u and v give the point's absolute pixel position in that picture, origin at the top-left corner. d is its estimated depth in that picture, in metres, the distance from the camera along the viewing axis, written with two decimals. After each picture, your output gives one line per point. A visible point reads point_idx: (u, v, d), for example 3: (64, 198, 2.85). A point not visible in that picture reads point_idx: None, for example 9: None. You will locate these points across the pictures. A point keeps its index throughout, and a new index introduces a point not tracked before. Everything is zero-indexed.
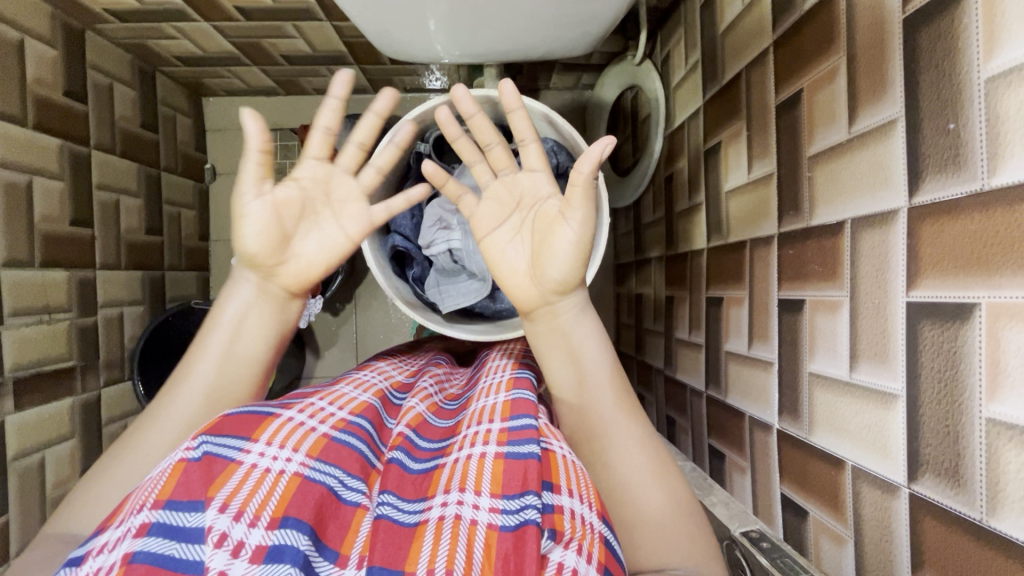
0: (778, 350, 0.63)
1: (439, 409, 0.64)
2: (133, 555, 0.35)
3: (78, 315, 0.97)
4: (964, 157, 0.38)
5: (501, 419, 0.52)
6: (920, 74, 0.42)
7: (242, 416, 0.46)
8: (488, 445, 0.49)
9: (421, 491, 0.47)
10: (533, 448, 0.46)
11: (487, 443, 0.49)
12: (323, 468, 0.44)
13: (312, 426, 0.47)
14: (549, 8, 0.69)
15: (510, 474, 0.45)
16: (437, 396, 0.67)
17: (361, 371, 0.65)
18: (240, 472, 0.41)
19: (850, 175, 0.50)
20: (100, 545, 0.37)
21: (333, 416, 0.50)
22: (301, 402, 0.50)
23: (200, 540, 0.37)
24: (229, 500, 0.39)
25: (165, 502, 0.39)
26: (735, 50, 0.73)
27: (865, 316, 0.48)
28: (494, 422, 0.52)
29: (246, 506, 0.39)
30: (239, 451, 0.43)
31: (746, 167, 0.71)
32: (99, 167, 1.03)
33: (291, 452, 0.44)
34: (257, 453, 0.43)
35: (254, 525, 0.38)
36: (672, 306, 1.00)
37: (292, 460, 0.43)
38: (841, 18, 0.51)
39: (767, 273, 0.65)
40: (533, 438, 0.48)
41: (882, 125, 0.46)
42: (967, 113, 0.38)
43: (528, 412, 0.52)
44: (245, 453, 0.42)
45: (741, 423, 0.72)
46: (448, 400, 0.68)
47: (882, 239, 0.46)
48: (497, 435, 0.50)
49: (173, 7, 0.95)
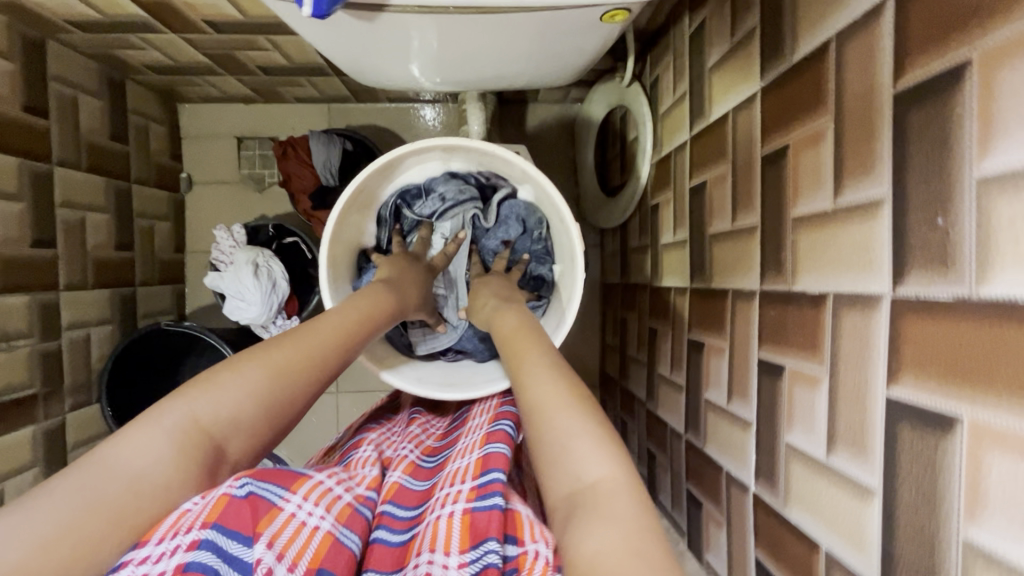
0: (756, 413, 0.61)
1: (416, 468, 0.64)
2: (185, 568, 0.39)
3: (40, 340, 0.93)
4: (952, 258, 0.36)
5: (471, 478, 0.55)
6: (910, 157, 0.39)
7: (277, 473, 0.50)
8: (457, 504, 0.51)
9: (397, 564, 0.48)
10: (498, 499, 0.49)
11: (458, 501, 0.52)
12: (348, 533, 0.49)
13: (338, 493, 0.52)
14: (531, 42, 0.65)
15: (479, 525, 0.48)
16: (415, 454, 0.67)
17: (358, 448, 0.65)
18: (281, 518, 0.46)
19: (834, 248, 0.47)
20: (140, 556, 0.39)
21: (354, 489, 0.55)
22: (328, 471, 0.55)
23: (247, 570, 0.41)
24: (275, 538, 0.44)
25: (211, 523, 0.42)
26: (723, 88, 0.70)
27: (845, 401, 0.46)
28: (465, 482, 0.54)
29: (287, 551, 0.44)
30: (280, 498, 0.47)
31: (731, 213, 0.68)
32: (62, 184, 0.99)
33: (322, 511, 0.48)
34: (295, 504, 0.47)
35: (293, 570, 0.43)
36: (655, 339, 0.97)
37: (325, 519, 0.48)
38: (830, 78, 0.48)
39: (749, 328, 0.63)
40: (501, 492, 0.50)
41: (869, 203, 0.43)
42: (958, 210, 0.35)
43: (498, 466, 0.54)
44: (285, 501, 0.47)
45: (719, 477, 0.70)
46: (425, 457, 0.68)
47: (865, 325, 0.43)
48: (467, 493, 0.52)
49: (139, 18, 0.90)
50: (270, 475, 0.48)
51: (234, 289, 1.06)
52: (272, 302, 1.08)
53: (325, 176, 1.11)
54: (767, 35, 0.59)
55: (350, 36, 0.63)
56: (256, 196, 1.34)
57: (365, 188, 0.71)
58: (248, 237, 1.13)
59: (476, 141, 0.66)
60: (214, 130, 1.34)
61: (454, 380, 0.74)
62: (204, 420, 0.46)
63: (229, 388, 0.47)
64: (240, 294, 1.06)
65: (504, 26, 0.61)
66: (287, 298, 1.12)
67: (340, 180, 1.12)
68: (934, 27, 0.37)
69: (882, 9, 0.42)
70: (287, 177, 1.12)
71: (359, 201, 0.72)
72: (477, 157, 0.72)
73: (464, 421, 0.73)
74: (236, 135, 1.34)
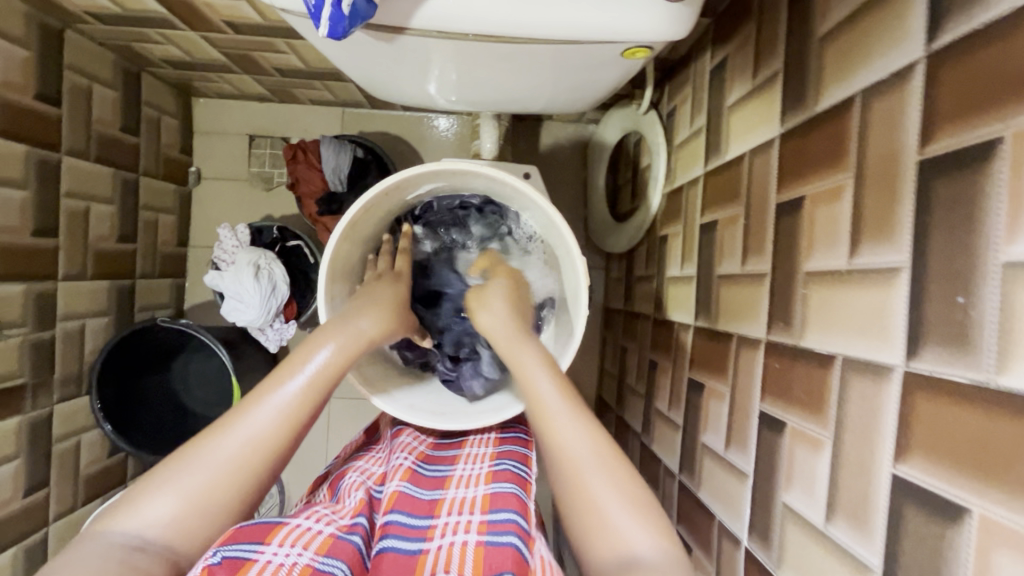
0: (753, 465, 0.59)
1: (416, 476, 0.67)
2: None
3: (33, 330, 0.92)
4: (970, 340, 0.34)
5: (481, 511, 0.59)
6: (931, 228, 0.38)
7: (252, 526, 0.50)
8: (470, 534, 0.56)
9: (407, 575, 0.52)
10: (511, 538, 0.54)
11: (469, 531, 0.57)
12: (331, 561, 0.50)
13: (318, 529, 0.53)
14: (551, 72, 0.64)
15: (491, 558, 0.52)
16: (411, 459, 0.69)
17: (347, 476, 0.68)
18: (257, 567, 0.46)
19: (845, 308, 0.46)
20: None
21: (337, 521, 0.56)
22: (307, 510, 0.56)
23: None
24: None
25: None
26: (741, 129, 0.69)
27: (847, 471, 0.44)
28: (474, 514, 0.59)
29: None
30: (254, 551, 0.48)
31: (740, 257, 0.67)
32: (68, 173, 0.98)
33: (301, 548, 0.50)
34: (271, 552, 0.48)
35: None
36: (654, 372, 0.96)
37: (303, 554, 0.49)
38: (852, 135, 0.47)
39: (751, 377, 0.61)
40: (518, 532, 0.55)
41: (885, 270, 0.42)
42: (980, 291, 0.34)
43: (506, 506, 0.59)
44: (260, 553, 0.48)
45: (710, 525, 0.68)
46: (423, 462, 0.71)
47: (873, 394, 0.42)
48: (478, 525, 0.57)
49: (157, 14, 0.90)
50: (242, 533, 0.48)
51: (233, 291, 1.05)
52: (271, 305, 1.07)
53: (333, 182, 1.10)
54: (790, 81, 0.58)
55: (369, 56, 0.62)
56: (263, 195, 1.33)
57: (368, 212, 0.70)
58: (251, 238, 1.12)
59: (484, 169, 0.66)
60: (226, 126, 1.34)
61: (444, 406, 0.74)
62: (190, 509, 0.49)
63: (203, 466, 0.50)
64: (239, 296, 1.05)
65: (524, 57, 0.60)
66: (286, 302, 1.11)
67: (349, 188, 1.12)
68: (966, 99, 0.36)
69: (910, 72, 0.41)
70: (296, 180, 1.11)
71: (361, 226, 0.72)
72: (482, 182, 0.72)
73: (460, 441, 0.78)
74: (248, 133, 1.34)
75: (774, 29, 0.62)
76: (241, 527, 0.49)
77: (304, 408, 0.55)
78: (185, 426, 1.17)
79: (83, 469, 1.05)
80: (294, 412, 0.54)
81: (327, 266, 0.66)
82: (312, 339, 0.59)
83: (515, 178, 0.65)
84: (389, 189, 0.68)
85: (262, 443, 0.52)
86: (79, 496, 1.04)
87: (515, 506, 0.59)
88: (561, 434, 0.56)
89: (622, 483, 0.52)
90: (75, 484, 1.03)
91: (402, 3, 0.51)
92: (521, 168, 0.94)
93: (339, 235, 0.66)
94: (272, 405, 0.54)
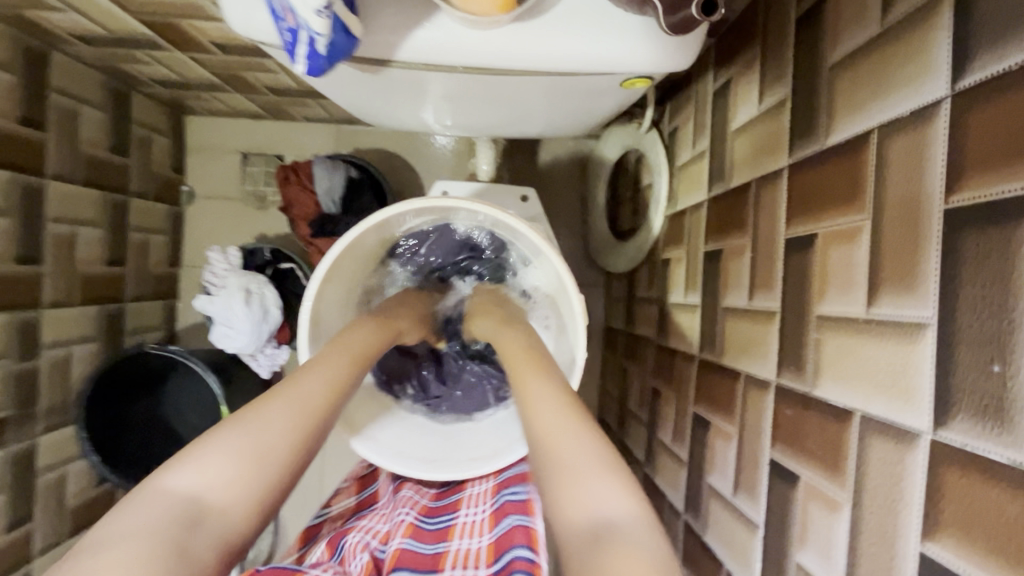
0: (764, 516, 0.55)
1: (419, 530, 0.65)
2: None
3: (16, 360, 0.89)
4: (1007, 414, 0.31)
5: (487, 563, 0.59)
6: (961, 285, 0.34)
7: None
8: None
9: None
10: None
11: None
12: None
13: None
14: (544, 101, 0.61)
15: None
16: (412, 513, 0.67)
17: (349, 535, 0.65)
18: None
19: (864, 360, 0.43)
20: None
21: None
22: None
23: None
24: None
25: None
26: (747, 155, 0.65)
27: (868, 539, 0.41)
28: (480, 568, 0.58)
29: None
30: None
31: (747, 290, 0.63)
32: (54, 198, 0.96)
33: None
34: None
35: None
36: (657, 400, 0.92)
37: None
38: (869, 175, 0.43)
39: (760, 421, 0.58)
40: (524, 569, 0.53)
41: (907, 325, 0.38)
42: (1018, 361, 0.31)
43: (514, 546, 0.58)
44: None
45: (717, 572, 0.64)
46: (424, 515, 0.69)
47: (897, 460, 0.38)
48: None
49: (143, 36, 0.87)
50: None
51: (223, 316, 1.02)
52: (262, 331, 1.04)
53: (326, 204, 1.07)
54: (799, 109, 0.55)
55: (357, 84, 0.59)
56: (256, 214, 1.30)
57: (358, 245, 0.67)
58: (243, 261, 1.10)
59: (479, 204, 0.63)
60: (219, 144, 1.31)
61: (437, 451, 0.71)
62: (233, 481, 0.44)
63: (259, 431, 0.47)
64: (229, 322, 1.02)
65: (519, 86, 0.57)
66: (278, 326, 1.08)
67: (342, 209, 1.09)
68: (998, 146, 0.32)
69: (934, 111, 0.37)
70: (288, 201, 1.09)
71: (349, 260, 0.69)
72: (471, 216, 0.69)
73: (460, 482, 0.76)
74: (241, 151, 1.31)
75: (782, 53, 0.59)
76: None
77: (345, 383, 0.56)
78: (174, 450, 1.13)
79: (70, 500, 1.02)
80: (337, 387, 0.55)
81: (312, 305, 0.63)
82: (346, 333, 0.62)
83: (510, 214, 0.63)
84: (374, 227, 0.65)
85: (314, 414, 0.51)
86: (65, 529, 1.01)
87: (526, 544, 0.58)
88: (545, 424, 0.50)
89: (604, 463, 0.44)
90: (61, 517, 1.00)
91: (388, 34, 0.48)
92: (518, 190, 0.91)
93: (317, 282, 0.62)
94: (322, 381, 0.54)
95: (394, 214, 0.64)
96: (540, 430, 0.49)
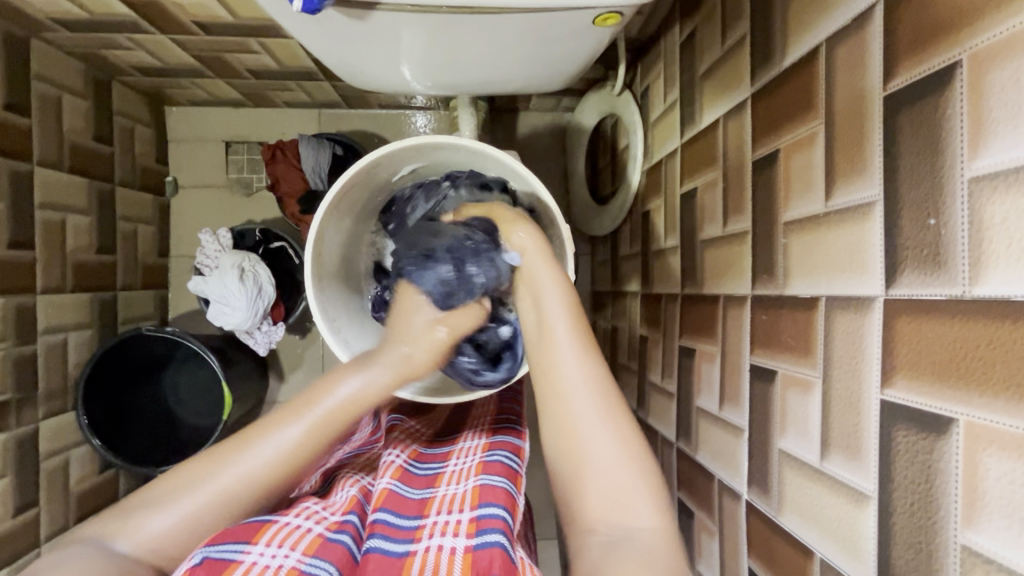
0: (748, 418, 0.60)
1: (406, 474, 0.64)
2: None
3: (14, 345, 0.90)
4: (945, 258, 0.36)
5: (470, 507, 0.57)
6: (901, 157, 0.39)
7: (244, 526, 0.51)
8: (458, 538, 0.54)
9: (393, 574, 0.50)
10: (498, 537, 0.52)
11: (458, 534, 0.54)
12: (318, 563, 0.49)
13: (308, 527, 0.52)
14: (522, 48, 0.65)
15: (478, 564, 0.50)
16: (403, 458, 0.66)
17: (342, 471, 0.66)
18: (241, 569, 0.47)
19: (826, 249, 0.47)
20: None
21: (327, 519, 0.55)
22: (296, 507, 0.55)
23: None
24: None
25: None
26: (714, 94, 0.70)
27: (838, 404, 0.45)
28: (464, 512, 0.57)
29: None
30: (240, 552, 0.48)
31: (722, 219, 0.68)
32: (42, 184, 0.97)
33: (289, 550, 0.49)
34: (257, 553, 0.48)
35: None
36: (645, 346, 0.97)
37: (290, 556, 0.49)
38: (821, 84, 0.48)
39: (740, 333, 0.63)
40: (498, 527, 0.53)
41: (859, 205, 0.43)
42: (949, 210, 0.35)
43: (495, 501, 0.57)
44: (246, 554, 0.48)
45: (710, 485, 0.69)
46: (415, 461, 0.68)
47: (858, 326, 0.43)
48: (467, 526, 0.55)
49: (127, 18, 0.89)
50: (228, 534, 0.49)
51: (219, 294, 1.03)
52: (257, 307, 1.05)
53: (314, 180, 1.09)
54: (758, 40, 0.59)
55: (344, 37, 0.62)
56: (243, 200, 1.32)
57: (354, 186, 0.71)
58: (234, 242, 1.11)
59: (465, 139, 0.67)
60: (201, 133, 1.32)
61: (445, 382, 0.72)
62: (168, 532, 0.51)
63: (206, 492, 0.52)
64: (225, 299, 1.03)
65: (497, 30, 0.61)
66: (273, 304, 1.10)
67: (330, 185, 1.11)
68: (923, 30, 0.37)
69: (871, 13, 0.42)
70: (276, 180, 1.11)
71: (348, 201, 0.72)
72: (462, 155, 0.73)
73: (454, 438, 0.76)
74: (224, 139, 1.32)
75: None
76: (230, 527, 0.50)
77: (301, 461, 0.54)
78: (181, 436, 1.15)
79: (74, 486, 1.03)
80: (289, 462, 0.54)
81: (314, 243, 0.66)
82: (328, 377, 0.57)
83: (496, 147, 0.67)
84: (370, 164, 0.69)
85: (257, 486, 0.53)
86: (71, 514, 1.02)
87: (503, 500, 0.57)
88: (567, 393, 0.56)
89: (624, 445, 0.53)
90: (66, 502, 1.01)
91: None
92: None
93: (322, 213, 0.66)
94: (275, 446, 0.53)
95: (387, 153, 0.68)
96: (568, 404, 0.56)
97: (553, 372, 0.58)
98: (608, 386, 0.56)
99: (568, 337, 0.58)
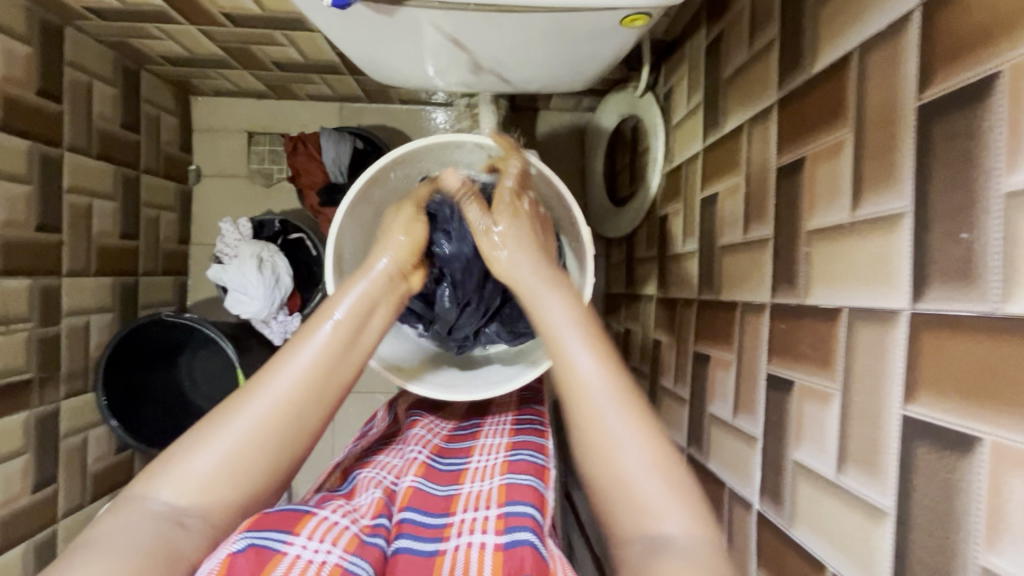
0: (762, 428, 0.59)
1: (430, 471, 0.65)
2: None
3: (40, 324, 0.93)
4: (975, 275, 0.35)
5: (497, 505, 0.57)
6: (933, 169, 0.38)
7: (281, 513, 0.48)
8: (487, 535, 0.53)
9: None
10: (528, 535, 0.50)
11: (486, 532, 0.54)
12: (359, 562, 0.47)
13: (346, 525, 0.50)
14: (547, 47, 0.65)
15: (510, 560, 0.49)
16: (425, 454, 0.68)
17: (366, 469, 0.65)
18: (286, 561, 0.44)
19: (850, 260, 0.46)
20: None
21: (359, 520, 0.53)
22: (330, 504, 0.53)
23: None
24: None
25: None
26: (739, 98, 0.69)
27: (857, 418, 0.45)
28: (491, 509, 0.57)
29: None
30: (283, 543, 0.45)
31: (742, 225, 0.67)
32: (71, 170, 0.99)
33: (331, 545, 0.47)
34: (301, 545, 0.46)
35: None
36: (659, 351, 0.96)
37: (333, 552, 0.46)
38: (850, 91, 0.47)
39: (757, 341, 0.62)
40: (529, 524, 0.52)
41: (888, 216, 0.42)
42: (982, 224, 0.35)
43: (523, 498, 0.56)
44: (289, 545, 0.45)
45: (721, 493, 0.68)
46: (435, 457, 0.69)
47: (881, 339, 0.42)
48: (495, 523, 0.54)
49: (158, 9, 0.91)
50: (271, 520, 0.47)
51: (237, 283, 1.04)
52: (274, 297, 1.07)
53: (334, 173, 1.10)
54: (786, 45, 0.59)
55: (369, 32, 0.63)
56: (263, 191, 1.33)
57: (374, 185, 0.71)
58: (253, 232, 1.13)
59: (488, 138, 0.68)
60: (224, 123, 1.34)
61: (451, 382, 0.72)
62: (190, 489, 0.47)
63: (230, 437, 0.49)
64: (242, 288, 1.05)
65: (521, 30, 0.61)
66: (290, 294, 1.11)
67: (349, 178, 1.12)
68: (962, 40, 0.36)
69: (907, 21, 0.41)
70: (296, 172, 1.12)
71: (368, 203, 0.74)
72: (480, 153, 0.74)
73: (474, 433, 0.77)
74: (247, 130, 1.34)
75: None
76: (270, 512, 0.47)
77: (316, 396, 0.52)
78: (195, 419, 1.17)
79: (91, 464, 1.05)
80: (300, 401, 0.51)
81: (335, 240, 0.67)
82: (318, 310, 0.56)
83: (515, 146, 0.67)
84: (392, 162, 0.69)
85: (272, 426, 0.50)
86: (87, 492, 1.04)
87: (533, 500, 0.56)
88: (597, 412, 0.50)
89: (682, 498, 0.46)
90: (83, 481, 1.03)
91: None
92: None
93: (343, 214, 0.67)
94: (275, 395, 0.50)
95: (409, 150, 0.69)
96: (597, 425, 0.50)
97: (580, 395, 0.51)
98: (632, 392, 0.51)
99: (589, 357, 0.52)
